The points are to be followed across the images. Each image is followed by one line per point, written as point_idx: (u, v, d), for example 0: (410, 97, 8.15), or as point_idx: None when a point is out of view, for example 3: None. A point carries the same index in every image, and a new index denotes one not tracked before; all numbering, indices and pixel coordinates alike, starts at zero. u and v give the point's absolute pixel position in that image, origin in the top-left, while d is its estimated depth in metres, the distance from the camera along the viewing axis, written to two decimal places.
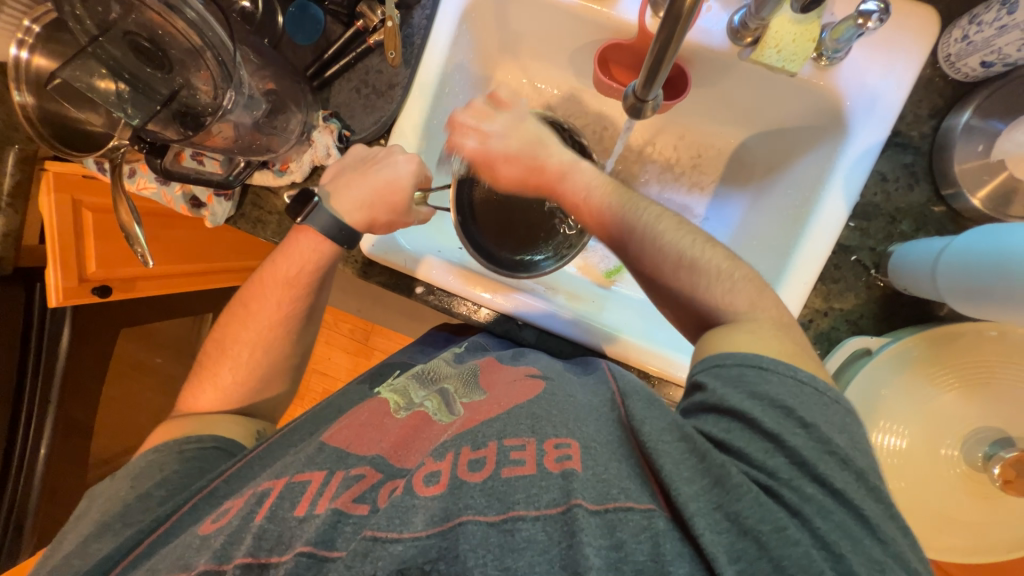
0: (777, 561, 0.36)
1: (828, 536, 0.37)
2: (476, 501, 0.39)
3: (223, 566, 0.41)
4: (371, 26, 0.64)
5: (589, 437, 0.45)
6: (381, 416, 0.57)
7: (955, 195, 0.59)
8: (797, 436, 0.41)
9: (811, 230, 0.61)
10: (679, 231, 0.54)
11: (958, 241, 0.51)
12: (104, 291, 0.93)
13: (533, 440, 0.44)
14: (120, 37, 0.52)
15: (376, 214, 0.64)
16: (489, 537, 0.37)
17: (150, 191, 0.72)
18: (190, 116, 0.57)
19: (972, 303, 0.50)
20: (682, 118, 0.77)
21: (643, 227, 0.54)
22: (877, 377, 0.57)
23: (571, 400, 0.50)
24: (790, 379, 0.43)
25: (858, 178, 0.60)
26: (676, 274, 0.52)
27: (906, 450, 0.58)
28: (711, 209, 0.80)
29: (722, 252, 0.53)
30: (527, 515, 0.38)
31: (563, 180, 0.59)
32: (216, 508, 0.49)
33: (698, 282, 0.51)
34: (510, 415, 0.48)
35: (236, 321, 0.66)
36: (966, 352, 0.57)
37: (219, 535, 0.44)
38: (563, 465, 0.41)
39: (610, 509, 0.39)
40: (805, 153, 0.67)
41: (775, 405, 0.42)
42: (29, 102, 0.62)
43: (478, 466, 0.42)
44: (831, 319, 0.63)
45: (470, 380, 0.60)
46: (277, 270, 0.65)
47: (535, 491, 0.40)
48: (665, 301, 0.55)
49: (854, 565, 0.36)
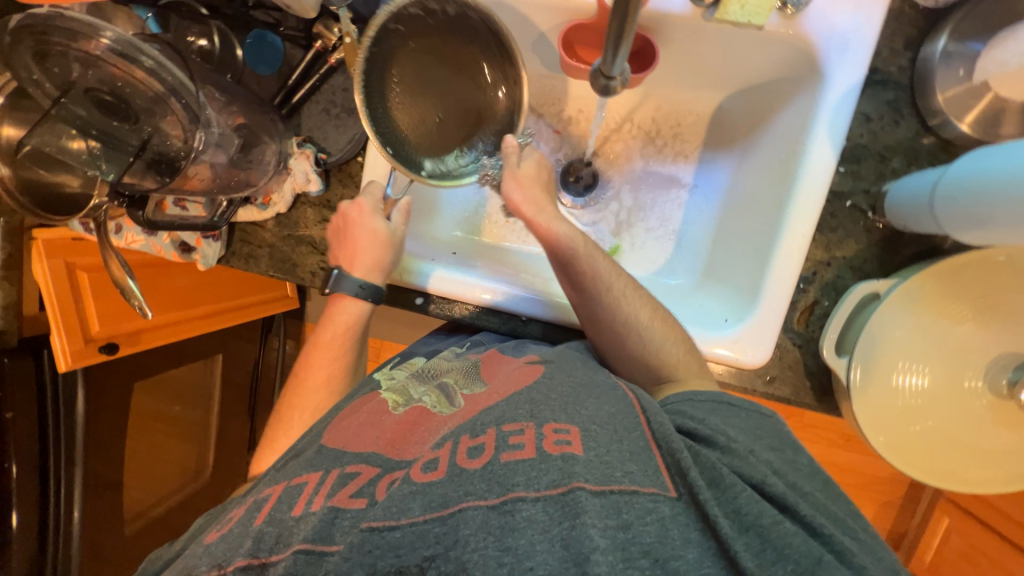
0: (776, 546, 0.37)
1: (816, 522, 0.38)
2: (476, 487, 0.38)
3: (229, 569, 0.41)
4: (331, 45, 0.63)
5: (588, 421, 0.44)
6: (380, 414, 0.54)
7: (942, 125, 0.58)
8: (768, 454, 0.46)
9: (800, 182, 0.61)
10: (637, 298, 0.61)
11: (950, 171, 0.50)
12: (111, 348, 0.95)
13: (532, 424, 0.43)
14: (82, 94, 0.51)
15: (385, 246, 0.64)
16: (490, 520, 0.36)
17: (139, 243, 0.73)
18: (165, 162, 0.56)
19: (975, 230, 0.49)
20: (655, 88, 0.77)
21: (610, 285, 0.60)
22: (890, 318, 0.56)
23: (570, 378, 0.51)
24: (754, 413, 0.51)
25: (841, 123, 0.59)
26: (628, 330, 0.59)
27: (927, 387, 0.57)
28: (698, 175, 0.79)
29: (680, 333, 0.60)
30: (528, 496, 0.37)
31: (548, 221, 0.60)
32: (222, 518, 0.50)
33: (643, 339, 0.59)
34: (509, 402, 0.47)
35: (292, 392, 0.67)
36: (974, 281, 0.55)
37: (221, 541, 0.45)
38: (562, 448, 0.40)
39: (615, 491, 0.38)
40: (784, 105, 0.66)
41: (746, 429, 0.48)
42: (6, 172, 0.61)
43: (477, 452, 0.41)
44: (834, 269, 0.62)
45: (470, 372, 0.60)
46: (320, 337, 0.67)
47: (535, 474, 0.38)
48: (610, 339, 0.60)
49: (846, 544, 0.38)
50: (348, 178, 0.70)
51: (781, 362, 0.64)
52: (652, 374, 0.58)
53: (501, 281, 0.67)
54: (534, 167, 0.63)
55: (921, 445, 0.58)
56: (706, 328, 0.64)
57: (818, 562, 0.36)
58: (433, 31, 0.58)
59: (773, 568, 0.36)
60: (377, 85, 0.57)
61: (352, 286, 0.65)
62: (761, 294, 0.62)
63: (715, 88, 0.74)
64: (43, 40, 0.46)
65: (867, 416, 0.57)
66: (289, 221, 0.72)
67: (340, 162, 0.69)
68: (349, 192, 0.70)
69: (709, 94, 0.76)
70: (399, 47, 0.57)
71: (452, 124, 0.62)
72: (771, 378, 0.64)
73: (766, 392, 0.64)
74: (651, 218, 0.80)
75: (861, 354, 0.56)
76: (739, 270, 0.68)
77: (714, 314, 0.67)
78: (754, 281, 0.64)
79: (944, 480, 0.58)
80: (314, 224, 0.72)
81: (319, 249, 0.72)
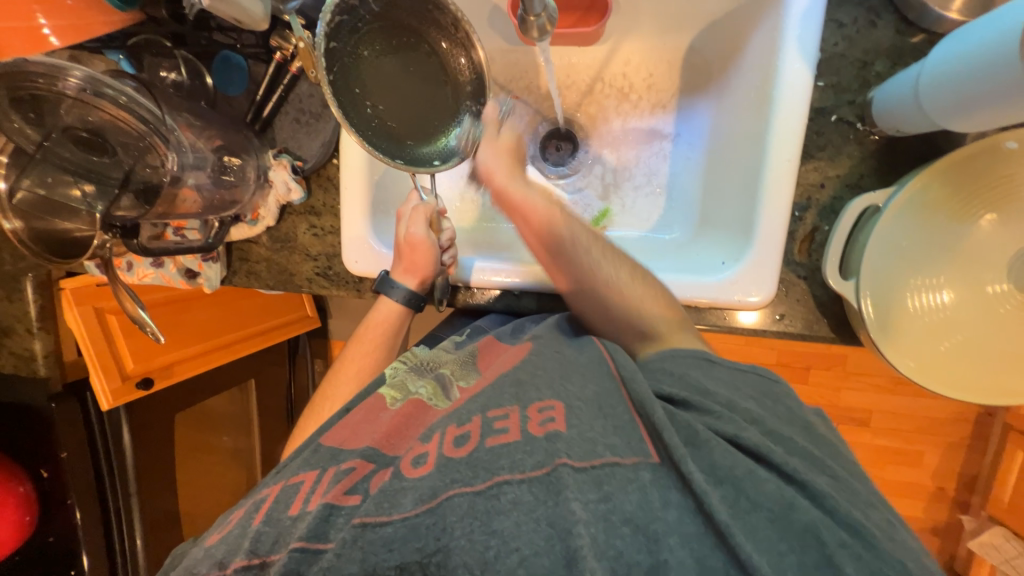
0: (746, 492, 0.37)
1: (790, 468, 0.39)
2: (462, 474, 0.39)
3: (230, 568, 0.43)
4: (289, 54, 0.65)
5: (573, 396, 0.44)
6: (377, 411, 0.56)
7: (923, 16, 0.54)
8: (748, 404, 0.45)
9: (779, 105, 0.58)
10: (612, 255, 0.59)
11: (930, 61, 0.46)
12: (146, 383, 1.02)
13: (516, 409, 0.44)
14: (61, 135, 0.55)
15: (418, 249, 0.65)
16: (476, 505, 0.37)
17: (150, 277, 0.76)
18: (149, 190, 0.59)
19: (965, 118, 0.45)
20: (620, 41, 0.75)
21: (582, 244, 0.59)
22: (891, 234, 0.53)
23: (559, 358, 0.50)
24: (735, 368, 0.49)
25: (811, 35, 0.56)
26: (606, 286, 0.58)
27: (949, 300, 0.54)
28: (680, 124, 0.76)
29: (656, 284, 0.59)
30: (512, 479, 0.38)
31: (514, 188, 0.60)
32: (221, 522, 0.52)
33: (619, 296, 0.57)
34: (495, 390, 0.47)
35: (327, 386, 0.68)
36: (979, 175, 0.51)
37: (220, 543, 0.46)
38: (547, 427, 0.41)
39: (596, 466, 0.38)
40: (753, 30, 0.63)
41: (726, 385, 0.47)
42: (19, 226, 0.64)
43: (463, 440, 0.42)
44: (830, 190, 0.59)
45: (467, 361, 0.61)
46: (361, 335, 0.69)
47: (519, 457, 0.39)
48: (590, 300, 0.59)
49: (817, 486, 0.37)
50: (328, 182, 0.72)
51: (788, 297, 0.61)
52: (636, 330, 0.57)
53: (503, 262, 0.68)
54: (501, 150, 0.63)
55: (957, 363, 0.54)
56: (703, 274, 0.62)
57: (789, 504, 0.36)
58: (373, 28, 0.53)
59: (749, 516, 0.36)
60: (354, 108, 0.52)
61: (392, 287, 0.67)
62: (755, 230, 0.59)
63: (682, 29, 0.72)
64: (17, 86, 0.49)
65: (889, 343, 0.53)
66: (281, 233, 0.74)
67: (316, 167, 0.70)
68: (331, 196, 0.72)
69: (678, 37, 0.73)
70: (347, 63, 0.52)
71: (435, 100, 0.56)
72: (780, 316, 0.61)
73: (777, 331, 0.61)
74: (637, 175, 0.78)
75: (867, 276, 0.53)
76: (731, 212, 0.66)
77: (712, 259, 0.65)
78: (746, 220, 0.61)
79: (992, 396, 0.53)
80: (304, 232, 0.74)
81: (312, 255, 0.74)
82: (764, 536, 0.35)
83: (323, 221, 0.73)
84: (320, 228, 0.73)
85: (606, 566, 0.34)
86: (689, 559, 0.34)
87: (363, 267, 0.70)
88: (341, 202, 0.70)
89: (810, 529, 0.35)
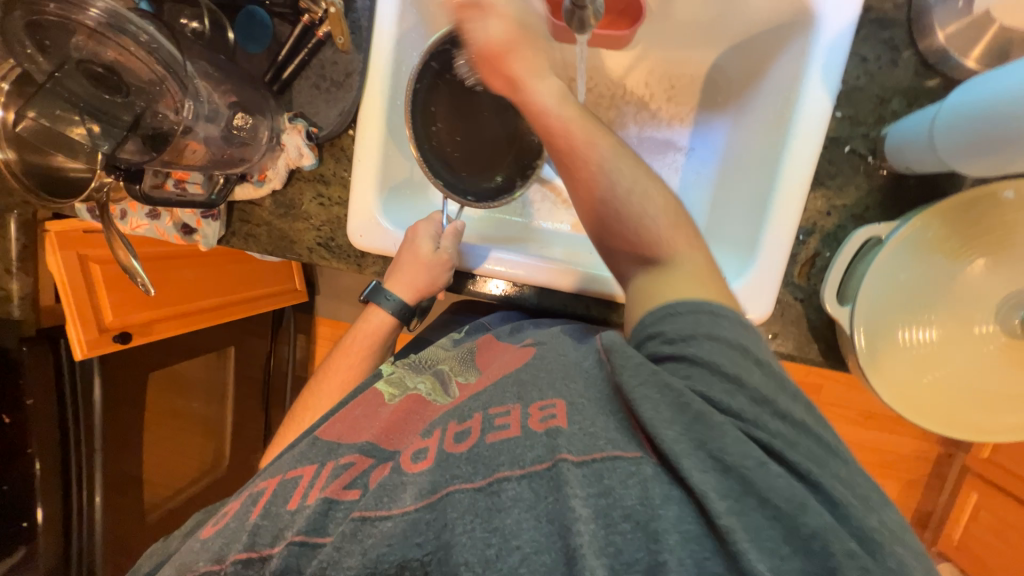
0: (762, 493, 0.35)
1: (801, 465, 0.37)
2: (462, 470, 0.40)
3: (229, 561, 0.43)
4: (318, 17, 0.63)
5: (575, 393, 0.44)
6: (374, 407, 0.55)
7: (944, 62, 0.56)
8: (754, 373, 0.41)
9: (796, 129, 0.59)
10: (635, 168, 0.51)
11: (948, 103, 0.48)
12: (124, 338, 0.98)
13: (518, 406, 0.44)
14: (75, 68, 0.52)
15: (414, 270, 0.65)
16: (477, 501, 0.38)
17: (143, 228, 0.74)
18: (159, 137, 0.58)
19: (978, 161, 0.47)
20: (645, 51, 0.76)
21: (600, 151, 0.51)
22: (890, 264, 0.54)
23: (561, 357, 0.49)
24: (739, 322, 0.43)
25: (836, 65, 0.58)
26: (624, 207, 0.50)
27: (936, 337, 0.56)
28: (695, 137, 0.77)
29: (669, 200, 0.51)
30: (513, 474, 0.38)
31: (534, 80, 0.53)
32: (218, 513, 0.52)
33: (640, 216, 0.49)
34: (497, 386, 0.48)
35: (312, 395, 0.68)
36: (977, 221, 0.53)
37: (217, 537, 0.46)
38: (548, 423, 0.41)
39: (597, 459, 0.38)
40: (778, 54, 0.64)
41: (732, 347, 0.41)
42: (11, 157, 0.63)
43: (464, 436, 0.43)
44: (835, 218, 0.61)
45: (466, 359, 0.60)
46: (346, 344, 0.70)
47: (519, 452, 0.40)
48: (598, 229, 0.52)
49: (831, 490, 0.36)
50: (341, 152, 0.71)
51: (783, 318, 0.62)
52: (635, 251, 0.50)
53: (509, 253, 0.67)
54: (510, 32, 0.53)
55: (939, 398, 0.56)
56: None
57: (802, 502, 0.35)
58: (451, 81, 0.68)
59: (755, 513, 0.35)
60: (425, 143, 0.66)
61: (383, 299, 0.68)
62: (759, 248, 0.61)
63: (709, 46, 0.73)
64: (34, 11, 0.47)
65: (877, 372, 0.55)
66: (286, 199, 0.73)
67: (332, 136, 0.69)
68: (342, 167, 0.71)
69: (703, 54, 0.74)
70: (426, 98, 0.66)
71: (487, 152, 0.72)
72: (773, 335, 0.63)
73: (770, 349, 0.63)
74: None
75: (864, 305, 0.54)
76: (737, 229, 0.67)
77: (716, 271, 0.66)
78: (751, 237, 0.63)
79: (967, 431, 0.56)
80: (310, 200, 0.73)
81: (316, 224, 0.73)
82: (768, 538, 0.34)
83: (330, 191, 0.72)
84: (327, 198, 0.72)
85: (605, 562, 0.34)
86: (688, 560, 0.34)
87: (365, 246, 0.69)
88: (352, 173, 0.69)
89: (818, 535, 0.34)
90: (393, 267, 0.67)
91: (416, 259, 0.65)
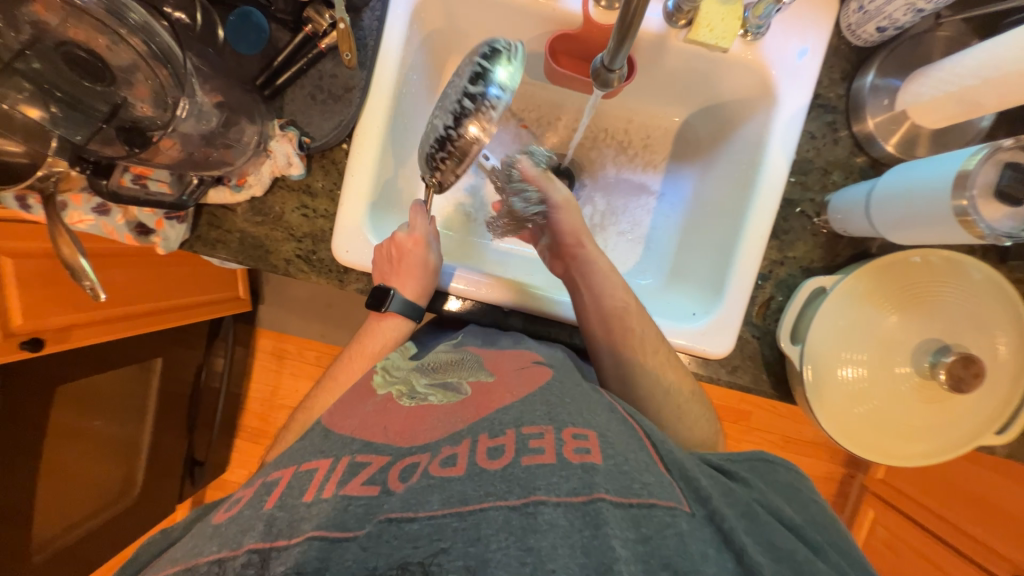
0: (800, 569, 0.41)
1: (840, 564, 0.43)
2: (497, 487, 0.40)
3: (243, 550, 0.39)
4: (321, 30, 0.63)
5: (603, 427, 0.46)
6: (386, 403, 0.54)
7: (872, 145, 0.68)
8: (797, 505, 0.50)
9: (759, 190, 0.68)
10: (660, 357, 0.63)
11: (884, 181, 0.58)
12: (34, 344, 0.85)
13: (552, 429, 0.45)
14: (51, 49, 0.49)
15: (413, 281, 0.66)
16: (511, 519, 0.38)
17: (86, 224, 0.65)
18: (135, 130, 0.54)
19: (901, 230, 0.57)
20: (628, 102, 0.83)
21: (635, 335, 0.63)
22: (833, 311, 0.64)
23: (579, 388, 0.53)
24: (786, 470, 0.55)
25: (792, 138, 0.67)
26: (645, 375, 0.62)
27: (865, 374, 0.65)
28: (666, 184, 0.85)
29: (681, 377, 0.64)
30: (549, 500, 0.39)
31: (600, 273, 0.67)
32: (228, 502, 0.48)
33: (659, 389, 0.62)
34: (526, 403, 0.49)
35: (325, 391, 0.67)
36: (898, 279, 0.64)
37: (229, 524, 0.42)
38: (583, 457, 0.42)
39: (634, 505, 0.40)
40: (743, 123, 0.74)
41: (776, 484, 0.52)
42: None
43: (498, 453, 0.43)
44: (787, 268, 0.70)
45: (474, 364, 0.60)
46: (365, 347, 0.69)
47: (555, 480, 0.40)
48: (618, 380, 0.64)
49: None
50: (331, 164, 0.69)
51: (743, 352, 0.70)
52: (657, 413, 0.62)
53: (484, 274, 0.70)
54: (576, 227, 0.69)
55: (863, 426, 0.66)
56: (679, 321, 0.69)
57: None
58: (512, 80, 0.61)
59: None
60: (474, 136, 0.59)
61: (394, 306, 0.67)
62: (727, 290, 0.68)
63: (681, 106, 0.81)
64: None
65: (819, 403, 0.64)
66: (264, 206, 0.69)
67: (324, 147, 0.68)
68: (330, 179, 0.70)
69: (676, 112, 0.83)
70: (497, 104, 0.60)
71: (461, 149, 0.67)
72: (734, 367, 0.70)
73: (729, 380, 0.70)
74: (623, 222, 0.85)
75: (811, 342, 0.63)
76: (705, 271, 0.74)
77: (685, 308, 0.73)
78: (719, 279, 0.70)
79: (882, 456, 0.66)
80: (292, 210, 0.70)
81: (297, 236, 0.70)
82: None
83: (316, 204, 0.70)
84: (311, 209, 0.70)
85: None
86: None
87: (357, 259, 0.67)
88: (343, 186, 0.68)
89: None
90: (400, 280, 0.65)
91: (425, 268, 0.66)
